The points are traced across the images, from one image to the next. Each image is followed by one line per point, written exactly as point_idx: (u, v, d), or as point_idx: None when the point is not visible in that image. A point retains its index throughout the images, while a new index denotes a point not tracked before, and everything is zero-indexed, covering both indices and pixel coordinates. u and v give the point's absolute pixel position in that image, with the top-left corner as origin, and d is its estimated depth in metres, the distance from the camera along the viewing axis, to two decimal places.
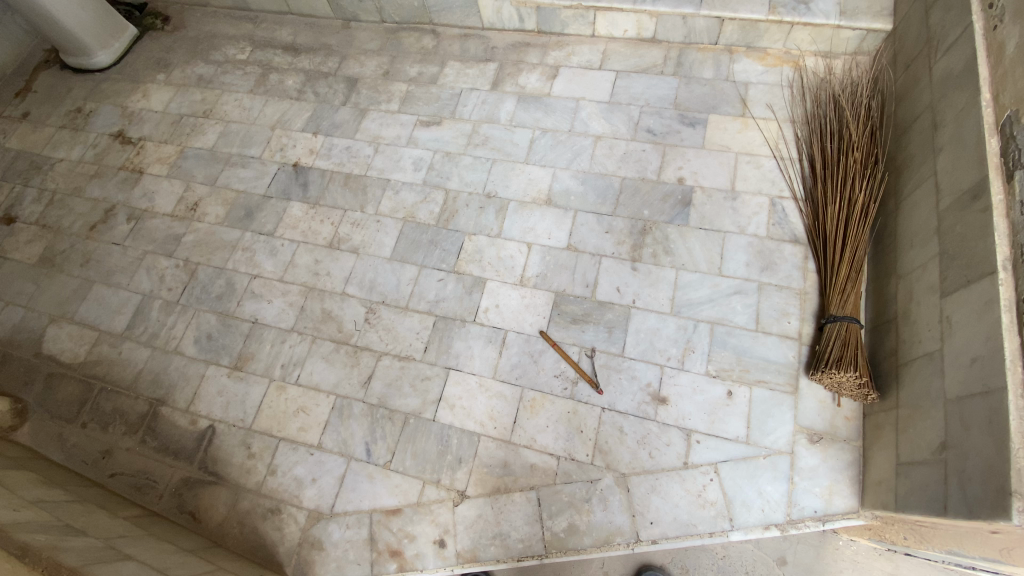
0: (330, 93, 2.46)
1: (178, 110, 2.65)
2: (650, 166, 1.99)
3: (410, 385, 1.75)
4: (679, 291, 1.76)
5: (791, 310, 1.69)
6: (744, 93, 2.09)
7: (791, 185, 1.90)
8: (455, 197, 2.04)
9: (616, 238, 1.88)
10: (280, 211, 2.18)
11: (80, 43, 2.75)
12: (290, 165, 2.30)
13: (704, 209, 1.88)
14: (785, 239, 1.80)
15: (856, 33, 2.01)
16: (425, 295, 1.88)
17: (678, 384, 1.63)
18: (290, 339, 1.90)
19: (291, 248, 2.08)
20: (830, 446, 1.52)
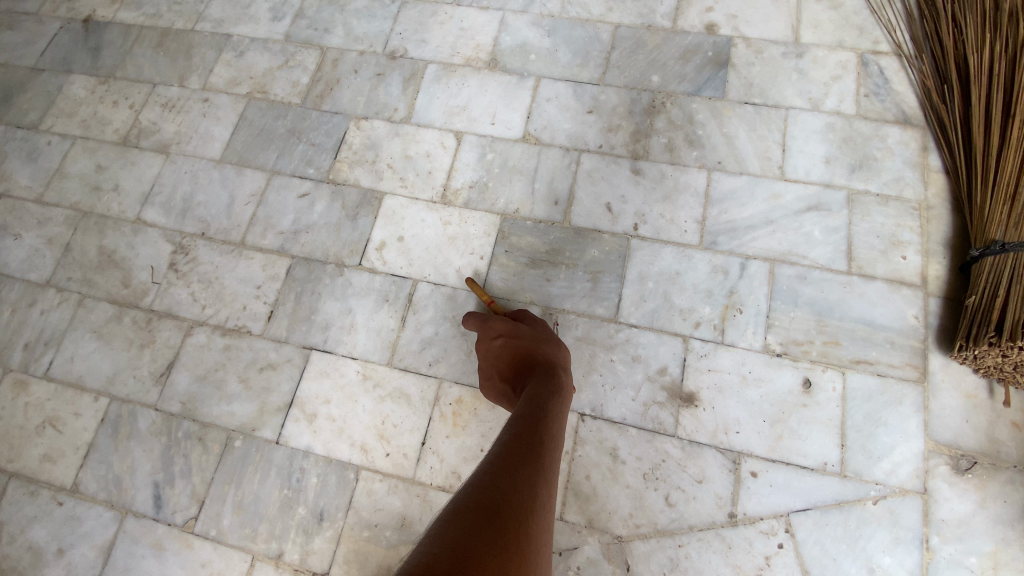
0: None
1: None
2: (662, 4, 1.20)
3: (237, 380, 0.98)
4: (713, 209, 1.02)
5: (906, 236, 0.97)
6: None
7: (892, 31, 1.13)
8: (336, 59, 1.21)
9: (606, 122, 1.11)
10: (53, 91, 1.33)
11: None
12: (78, 21, 1.42)
13: (752, 73, 1.12)
14: (889, 119, 1.07)
15: None
16: (276, 220, 1.08)
17: (715, 372, 0.92)
18: (43, 300, 1.10)
19: (62, 148, 1.24)
20: (991, 479, 0.83)
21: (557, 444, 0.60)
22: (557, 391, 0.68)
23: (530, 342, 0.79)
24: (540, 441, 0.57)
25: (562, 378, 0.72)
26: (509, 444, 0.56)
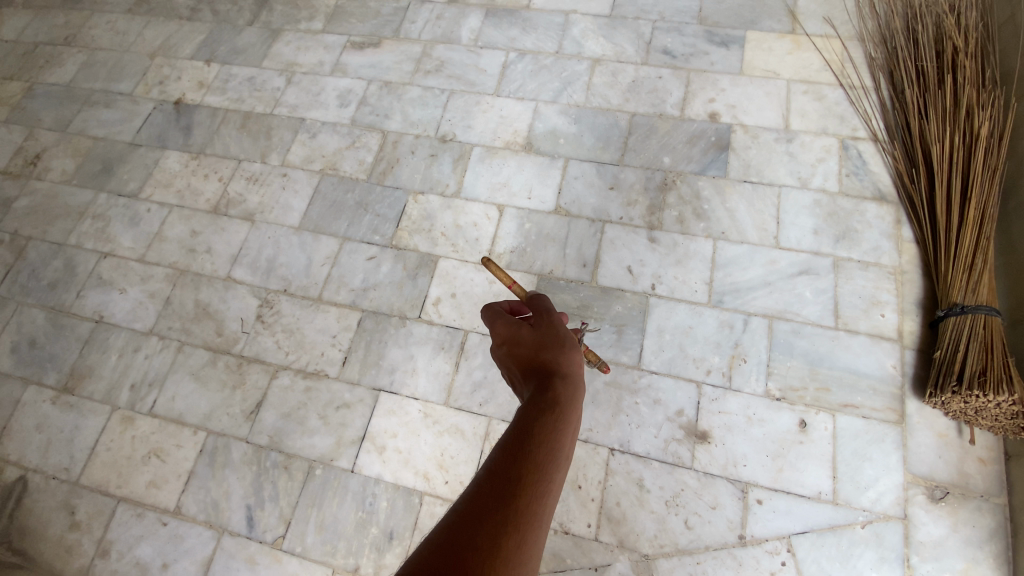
0: (232, 10, 1.82)
1: (33, 38, 1.98)
2: (671, 97, 1.43)
3: (317, 417, 1.15)
4: (719, 272, 1.21)
5: (884, 297, 1.15)
6: (792, 3, 1.55)
7: (868, 121, 1.35)
8: (396, 141, 1.44)
9: (626, 197, 1.31)
10: (149, 164, 1.56)
11: None
12: (170, 103, 1.66)
13: (749, 156, 1.33)
14: (867, 196, 1.26)
15: None
16: (348, 279, 1.28)
17: (724, 413, 1.08)
18: (147, 346, 1.29)
19: (160, 214, 1.46)
20: (962, 507, 0.98)
21: (548, 481, 0.44)
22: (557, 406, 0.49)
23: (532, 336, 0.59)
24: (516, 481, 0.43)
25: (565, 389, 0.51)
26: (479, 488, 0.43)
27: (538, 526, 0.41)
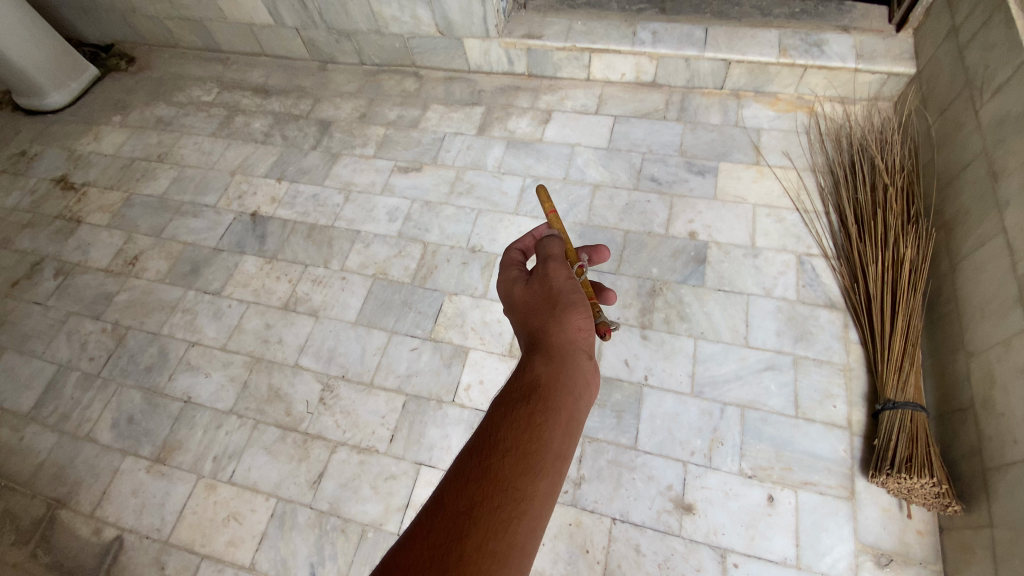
0: (300, 136, 2.26)
1: (130, 154, 2.39)
2: (657, 218, 1.78)
3: (369, 487, 1.41)
4: (699, 366, 1.48)
5: (835, 391, 1.40)
6: (756, 140, 1.91)
7: (820, 242, 1.66)
8: (435, 251, 1.80)
9: (622, 300, 1.62)
10: (231, 266, 1.91)
11: (34, 83, 2.60)
12: (247, 214, 2.04)
13: (722, 268, 1.64)
14: (820, 304, 1.55)
15: (876, 76, 1.86)
16: (395, 367, 1.58)
17: (706, 488, 1.31)
18: (227, 424, 1.57)
19: (239, 310, 1.80)
20: (903, 572, 1.19)
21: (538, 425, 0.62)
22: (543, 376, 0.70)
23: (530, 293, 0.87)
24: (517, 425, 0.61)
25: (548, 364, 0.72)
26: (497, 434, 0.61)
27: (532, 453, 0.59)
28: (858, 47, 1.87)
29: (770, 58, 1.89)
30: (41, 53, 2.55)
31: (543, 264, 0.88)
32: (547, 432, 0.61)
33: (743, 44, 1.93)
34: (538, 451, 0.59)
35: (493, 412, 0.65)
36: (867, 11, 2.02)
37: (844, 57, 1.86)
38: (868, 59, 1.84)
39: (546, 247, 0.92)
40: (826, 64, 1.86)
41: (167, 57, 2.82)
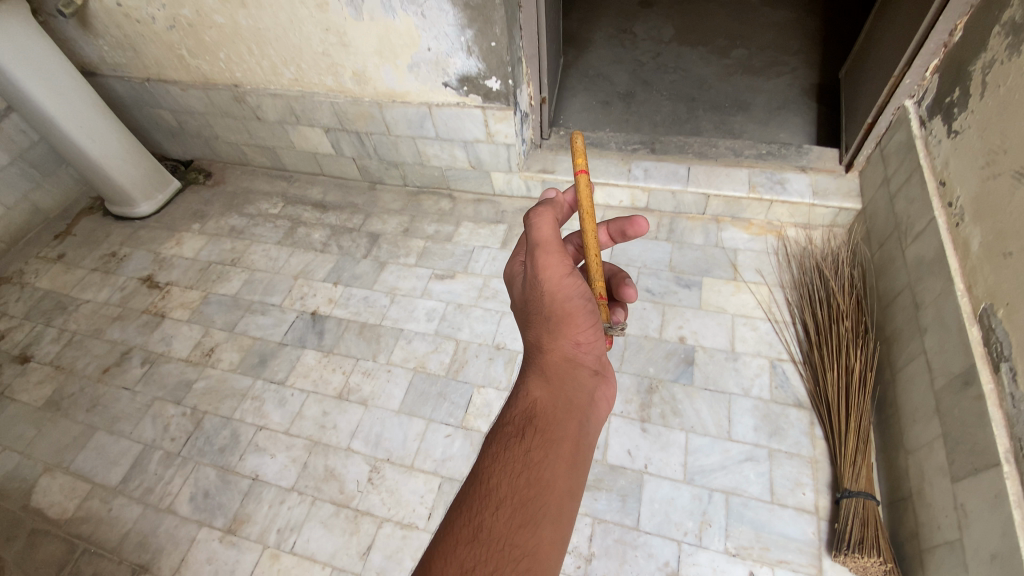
0: (353, 247, 2.74)
1: (207, 258, 2.84)
2: (652, 324, 2.13)
3: (410, 558, 1.72)
4: (690, 457, 1.76)
5: (804, 480, 1.67)
6: (734, 258, 2.30)
7: (788, 348, 1.99)
8: (465, 348, 2.20)
9: (625, 395, 1.93)
10: (293, 359, 2.30)
11: (127, 194, 3.11)
12: (308, 314, 2.47)
13: (707, 369, 1.97)
14: (789, 403, 1.85)
15: (829, 210, 2.25)
16: (432, 452, 1.93)
17: (696, 564, 1.57)
18: (290, 499, 1.88)
19: (301, 398, 2.16)
20: None
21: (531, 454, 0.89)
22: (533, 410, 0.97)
23: (533, 283, 1.15)
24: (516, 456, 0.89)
25: (538, 394, 1.00)
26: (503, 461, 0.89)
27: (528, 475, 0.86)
28: (813, 185, 2.28)
29: (741, 193, 2.31)
30: (136, 171, 3.08)
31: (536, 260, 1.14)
32: (540, 465, 0.87)
33: (719, 181, 2.37)
34: (535, 488, 0.84)
35: (499, 448, 0.91)
36: (822, 152, 2.41)
37: (802, 193, 2.27)
38: (821, 196, 2.23)
39: (538, 233, 1.16)
40: (788, 199, 2.27)
41: (238, 172, 3.35)
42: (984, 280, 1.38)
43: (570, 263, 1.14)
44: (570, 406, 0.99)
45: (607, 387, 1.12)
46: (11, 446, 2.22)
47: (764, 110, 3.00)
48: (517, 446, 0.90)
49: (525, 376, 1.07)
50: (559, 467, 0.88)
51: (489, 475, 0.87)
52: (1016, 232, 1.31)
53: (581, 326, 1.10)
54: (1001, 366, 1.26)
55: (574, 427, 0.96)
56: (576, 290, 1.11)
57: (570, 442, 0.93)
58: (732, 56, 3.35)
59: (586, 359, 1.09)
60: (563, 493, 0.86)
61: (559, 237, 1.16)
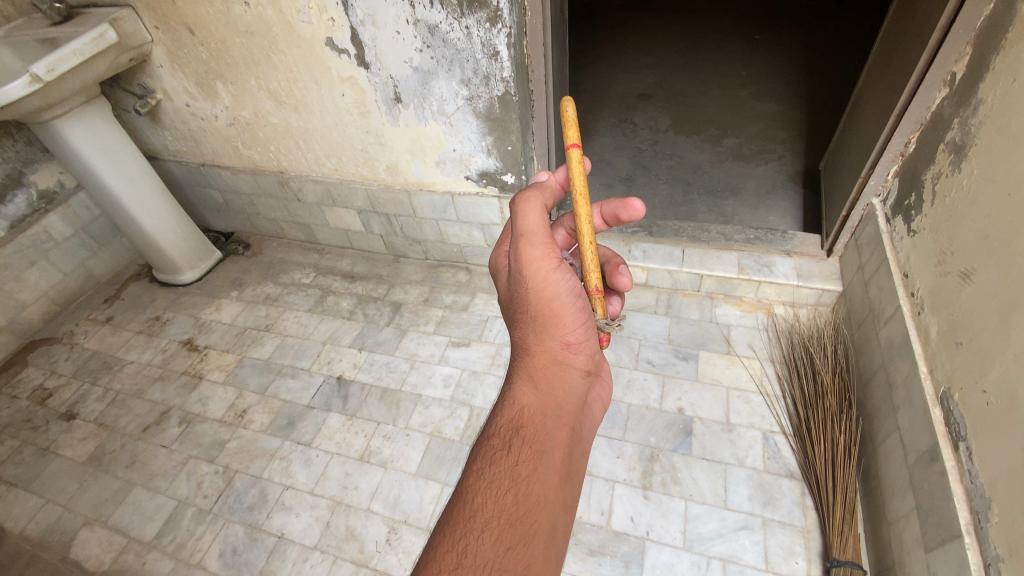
0: (377, 315, 2.98)
1: (243, 323, 3.10)
2: (652, 394, 2.30)
3: None
4: (689, 524, 1.89)
5: (797, 549, 1.79)
6: (727, 334, 2.50)
7: (780, 421, 2.15)
8: (479, 413, 2.38)
9: (627, 463, 2.09)
10: (319, 422, 2.49)
11: (173, 263, 3.41)
12: (334, 378, 2.67)
13: (704, 439, 2.12)
14: (782, 473, 1.99)
15: (813, 290, 2.47)
16: None
17: None
18: (312, 557, 2.02)
19: (325, 459, 2.33)
20: None
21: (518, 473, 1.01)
22: (521, 425, 1.10)
23: (519, 277, 1.26)
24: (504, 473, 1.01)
25: (527, 401, 1.15)
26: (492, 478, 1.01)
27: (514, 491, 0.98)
28: (798, 268, 2.52)
29: (731, 273, 2.56)
30: (185, 242, 3.40)
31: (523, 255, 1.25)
32: (526, 478, 1.00)
33: (711, 263, 2.62)
34: (521, 501, 0.97)
35: (487, 460, 1.04)
36: (805, 237, 2.65)
37: (788, 275, 2.50)
38: (806, 278, 2.46)
39: (524, 223, 1.26)
40: (775, 281, 2.50)
41: (275, 244, 3.68)
42: (942, 364, 1.55)
43: (555, 254, 1.25)
44: (556, 414, 1.14)
45: (596, 384, 1.29)
46: (52, 500, 2.38)
47: (754, 194, 3.29)
48: (506, 460, 1.03)
49: (514, 380, 1.21)
50: (547, 478, 1.02)
51: (480, 493, 0.98)
52: (962, 324, 1.50)
53: (567, 325, 1.23)
54: (959, 444, 1.41)
55: (560, 435, 1.11)
56: (562, 287, 1.23)
57: (557, 450, 1.07)
58: (724, 144, 3.70)
59: (572, 358, 1.24)
60: (551, 504, 1.00)
61: (543, 226, 1.26)
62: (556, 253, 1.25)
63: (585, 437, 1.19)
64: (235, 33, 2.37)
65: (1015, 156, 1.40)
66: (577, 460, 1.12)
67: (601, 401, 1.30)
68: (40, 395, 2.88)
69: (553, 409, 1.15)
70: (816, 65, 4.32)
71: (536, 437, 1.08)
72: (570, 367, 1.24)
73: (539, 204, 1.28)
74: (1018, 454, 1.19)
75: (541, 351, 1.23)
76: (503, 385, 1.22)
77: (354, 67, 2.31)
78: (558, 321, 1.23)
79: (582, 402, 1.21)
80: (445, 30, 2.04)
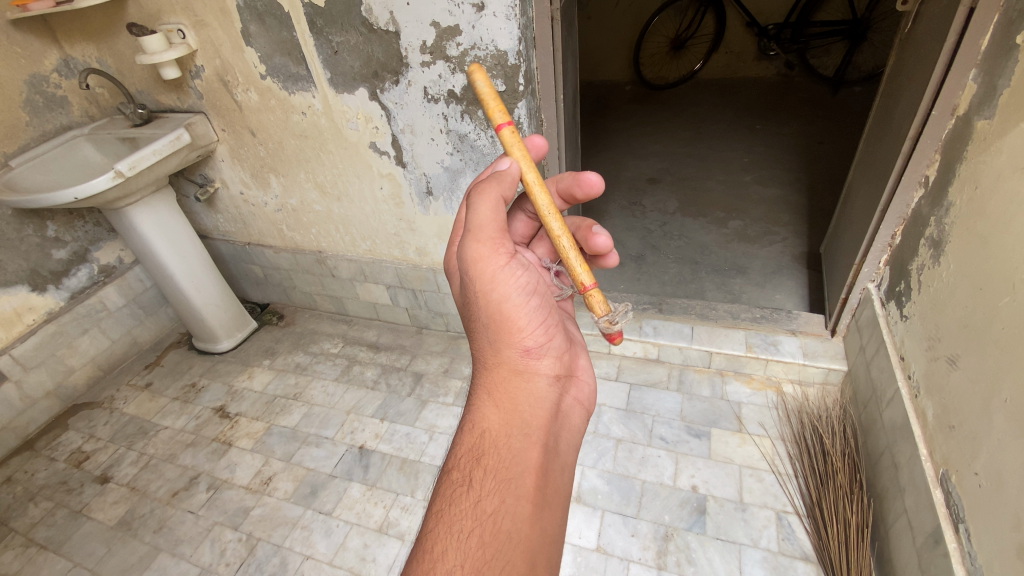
0: (399, 385, 3.13)
1: (273, 391, 3.26)
2: (666, 471, 2.35)
3: None
4: None
5: None
6: (738, 410, 2.57)
7: (793, 501, 2.18)
8: None
9: (642, 541, 2.12)
10: (340, 491, 2.57)
11: (213, 333, 3.63)
12: (356, 447, 2.78)
13: (718, 518, 2.15)
14: (797, 555, 2.01)
15: (819, 369, 2.56)
16: None
17: None
18: None
19: (344, 529, 2.40)
20: None
21: (480, 511, 1.06)
22: (481, 453, 1.16)
23: (472, 283, 1.31)
24: (464, 511, 1.07)
25: (488, 424, 1.21)
26: (453, 518, 1.06)
27: (475, 530, 1.04)
28: (803, 346, 2.63)
29: (739, 351, 2.68)
30: (225, 313, 3.64)
31: (471, 260, 1.30)
32: (489, 511, 1.06)
33: (719, 340, 2.74)
34: (485, 539, 1.03)
35: (452, 496, 1.10)
36: (809, 316, 2.79)
37: (794, 353, 2.61)
38: (811, 357, 2.57)
39: (472, 223, 1.30)
40: (781, 359, 2.61)
41: (306, 315, 3.92)
42: (940, 447, 1.65)
43: (501, 251, 1.30)
44: (520, 432, 1.20)
45: (566, 386, 1.37)
46: (80, 563, 2.45)
47: (760, 273, 3.45)
48: (469, 498, 1.09)
49: (476, 403, 1.28)
50: (515, 507, 1.08)
51: (444, 539, 1.03)
52: (952, 408, 1.61)
53: (522, 330, 1.33)
54: (960, 526, 1.50)
55: (525, 456, 1.16)
56: (515, 291, 1.32)
57: (522, 475, 1.13)
58: (730, 226, 3.93)
59: (533, 365, 1.33)
60: (520, 536, 1.05)
61: (491, 221, 1.30)
62: (503, 250, 1.30)
63: (559, 447, 1.25)
64: (291, 136, 2.74)
65: (981, 255, 1.57)
66: (551, 476, 1.17)
67: (574, 400, 1.38)
68: (77, 457, 3.03)
69: (518, 426, 1.22)
70: (814, 153, 4.63)
71: (498, 464, 1.14)
72: (532, 374, 1.32)
73: (493, 195, 1.31)
74: (1008, 537, 1.29)
75: (501, 364, 1.31)
76: (467, 407, 1.28)
77: (393, 165, 2.64)
78: (512, 329, 1.33)
79: (550, 410, 1.28)
80: (473, 137, 2.37)
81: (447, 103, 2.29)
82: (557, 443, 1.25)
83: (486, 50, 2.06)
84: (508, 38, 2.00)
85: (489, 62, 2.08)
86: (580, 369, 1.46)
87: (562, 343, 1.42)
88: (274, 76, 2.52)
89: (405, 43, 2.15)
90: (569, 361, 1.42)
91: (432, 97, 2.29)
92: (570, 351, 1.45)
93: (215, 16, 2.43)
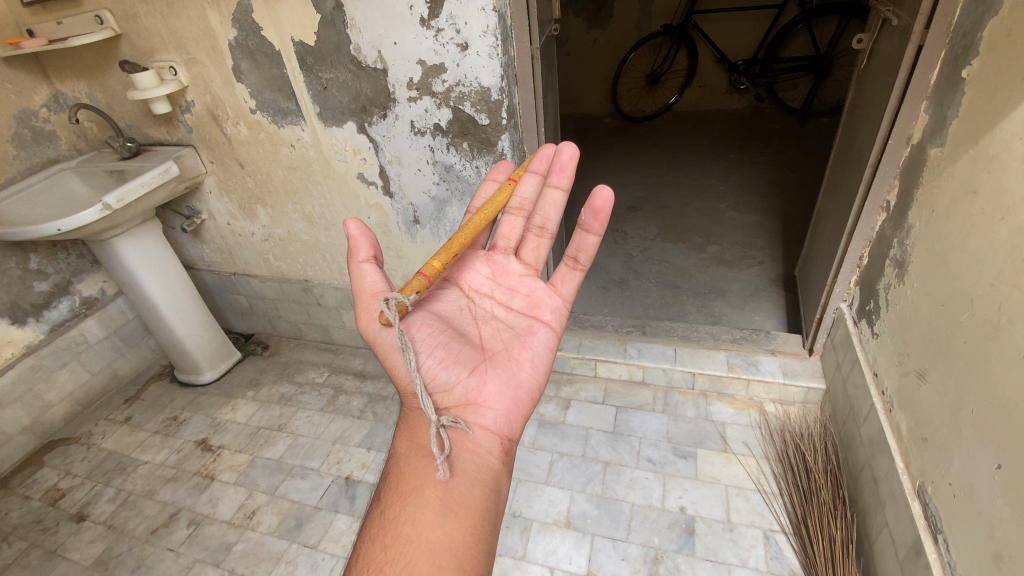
0: (386, 414, 3.11)
1: (257, 422, 3.22)
2: (654, 493, 2.37)
3: None
4: None
5: None
6: (723, 431, 2.61)
7: (779, 519, 2.20)
8: None
9: (632, 565, 2.12)
10: (326, 523, 2.53)
11: (196, 365, 3.58)
12: (342, 478, 2.75)
13: (707, 539, 2.17)
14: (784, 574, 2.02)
15: (799, 388, 2.64)
16: None
17: None
18: None
19: (331, 562, 2.36)
20: None
21: (388, 518, 1.13)
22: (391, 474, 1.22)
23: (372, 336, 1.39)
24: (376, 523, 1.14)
25: (399, 452, 1.26)
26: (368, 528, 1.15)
27: (384, 535, 1.10)
28: (783, 365, 2.70)
29: (720, 370, 2.74)
30: (210, 344, 3.60)
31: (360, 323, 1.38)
32: (391, 518, 1.12)
33: (702, 361, 2.80)
34: (385, 544, 1.08)
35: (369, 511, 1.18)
36: (787, 337, 2.87)
37: (773, 373, 2.68)
38: (791, 375, 2.64)
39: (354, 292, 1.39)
40: (762, 378, 2.67)
41: (292, 344, 3.89)
42: (915, 459, 1.70)
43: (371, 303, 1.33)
44: (419, 452, 1.22)
45: (473, 404, 1.33)
46: None
47: (738, 295, 3.55)
48: (377, 512, 1.16)
49: (395, 440, 1.31)
50: (416, 513, 1.11)
51: (359, 558, 1.09)
52: (924, 421, 1.67)
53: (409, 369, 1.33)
54: (938, 536, 1.54)
55: (423, 470, 1.18)
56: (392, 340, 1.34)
57: (421, 486, 1.16)
58: (708, 251, 4.05)
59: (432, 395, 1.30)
60: (419, 540, 1.07)
61: (364, 286, 1.36)
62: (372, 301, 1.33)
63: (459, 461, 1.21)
64: (280, 168, 2.80)
65: (940, 273, 1.67)
66: (452, 490, 1.15)
67: (475, 425, 1.30)
68: (53, 494, 2.94)
69: (418, 449, 1.24)
70: (786, 180, 4.82)
71: (399, 482, 1.19)
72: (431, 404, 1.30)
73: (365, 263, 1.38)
74: (984, 544, 1.34)
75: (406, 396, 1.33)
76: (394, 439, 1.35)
77: (380, 195, 2.70)
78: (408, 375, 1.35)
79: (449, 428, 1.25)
80: (458, 168, 2.45)
81: (433, 136, 2.38)
82: (456, 460, 1.21)
83: (470, 86, 2.16)
84: (491, 75, 2.11)
85: (474, 97, 2.19)
86: (486, 394, 1.36)
87: (462, 369, 1.37)
88: (264, 111, 2.59)
89: (392, 80, 2.24)
90: (468, 388, 1.35)
91: (419, 130, 2.38)
92: (480, 372, 1.39)
93: (207, 54, 2.51)
